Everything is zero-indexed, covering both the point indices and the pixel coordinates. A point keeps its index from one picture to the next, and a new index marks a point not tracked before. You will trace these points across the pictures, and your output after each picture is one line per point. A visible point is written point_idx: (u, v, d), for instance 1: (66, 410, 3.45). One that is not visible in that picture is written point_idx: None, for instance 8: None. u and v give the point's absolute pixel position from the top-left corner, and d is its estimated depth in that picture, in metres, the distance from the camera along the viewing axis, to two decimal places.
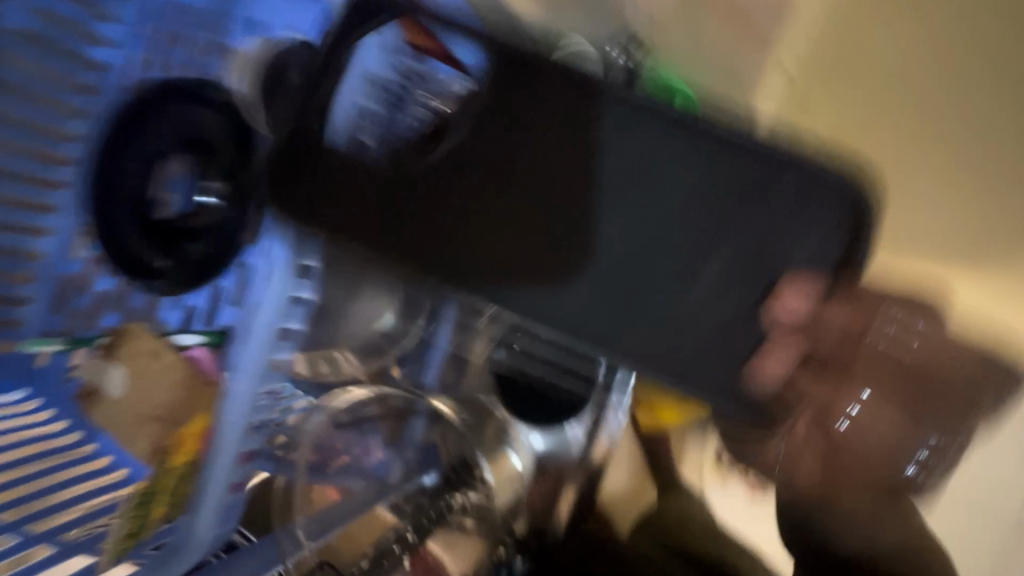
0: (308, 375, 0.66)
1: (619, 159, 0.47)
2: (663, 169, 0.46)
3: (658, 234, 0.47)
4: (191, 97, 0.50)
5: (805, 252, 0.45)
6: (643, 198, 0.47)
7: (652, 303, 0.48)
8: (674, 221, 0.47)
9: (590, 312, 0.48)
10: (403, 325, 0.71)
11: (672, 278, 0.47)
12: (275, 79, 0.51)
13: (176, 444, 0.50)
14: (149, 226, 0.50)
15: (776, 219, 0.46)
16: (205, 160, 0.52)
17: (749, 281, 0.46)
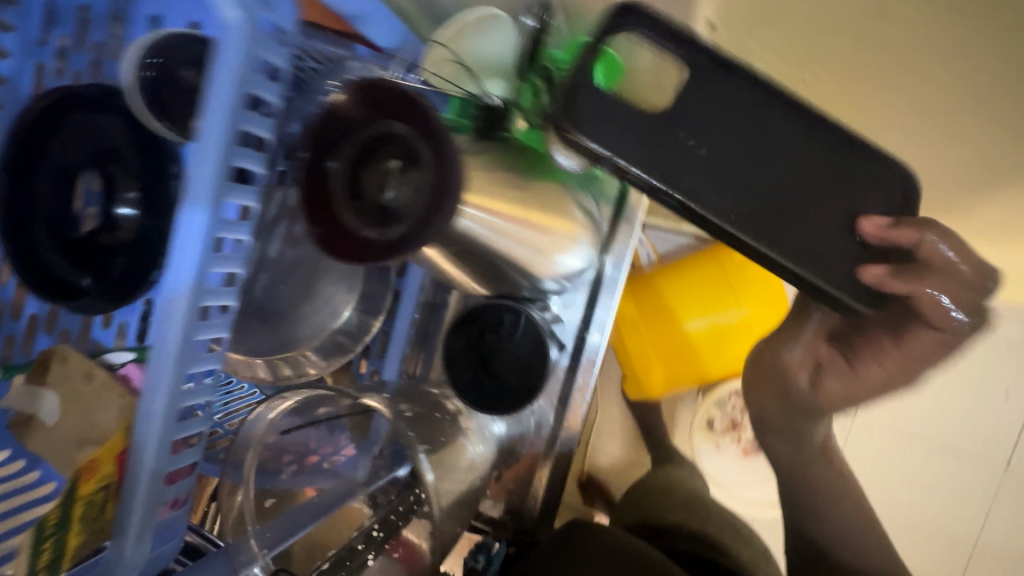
0: (270, 380, 0.66)
1: (721, 100, 0.46)
2: (755, 110, 0.46)
3: (741, 162, 0.46)
4: (92, 107, 0.46)
5: (876, 200, 0.46)
6: (720, 130, 0.46)
7: (792, 222, 0.46)
8: (747, 151, 0.46)
9: (737, 214, 0.46)
10: (362, 321, 0.71)
11: (792, 200, 0.46)
12: (166, 80, 0.44)
13: (84, 469, 0.44)
14: (67, 244, 0.47)
15: (844, 170, 0.46)
16: (119, 173, 0.48)
17: (821, 213, 0.46)
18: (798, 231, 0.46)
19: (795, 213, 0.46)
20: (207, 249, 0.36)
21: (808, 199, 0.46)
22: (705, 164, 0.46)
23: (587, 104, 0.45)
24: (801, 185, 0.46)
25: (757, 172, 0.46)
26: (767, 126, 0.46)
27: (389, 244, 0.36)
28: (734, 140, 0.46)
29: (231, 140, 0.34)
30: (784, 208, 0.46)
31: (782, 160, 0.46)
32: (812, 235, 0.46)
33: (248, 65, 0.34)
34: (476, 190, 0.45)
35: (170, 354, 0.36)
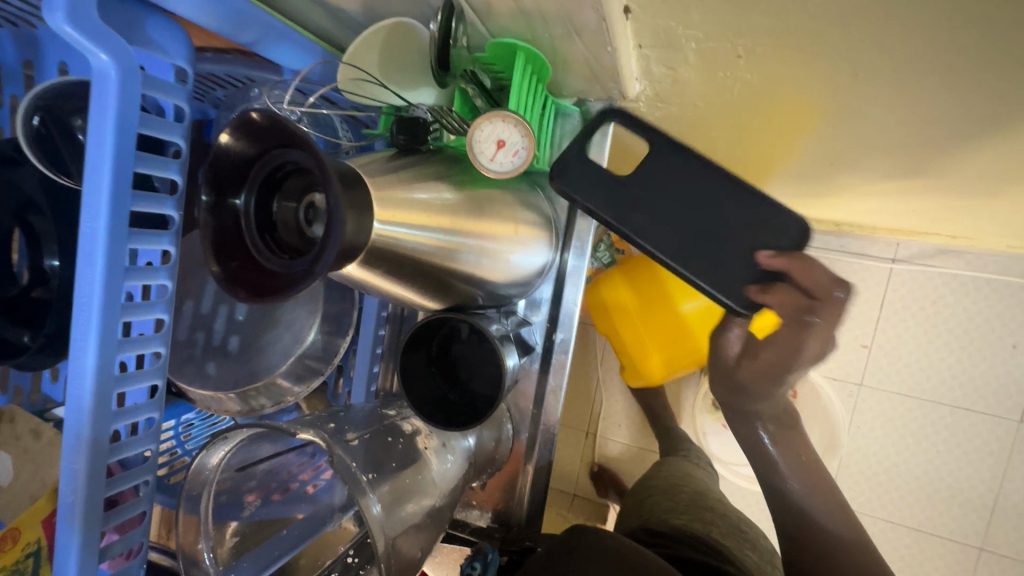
0: (241, 411, 0.66)
1: (656, 165, 0.52)
2: (685, 170, 0.52)
3: (670, 212, 0.52)
4: (11, 163, 0.45)
5: (779, 241, 0.50)
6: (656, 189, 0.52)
7: (713, 251, 0.51)
8: (674, 204, 0.52)
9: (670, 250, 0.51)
10: (329, 342, 0.68)
11: (705, 238, 0.51)
12: (60, 134, 0.41)
13: (6, 537, 0.40)
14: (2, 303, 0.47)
15: (756, 216, 0.51)
16: (42, 227, 0.47)
17: (728, 251, 0.51)
18: (707, 264, 0.51)
19: (711, 246, 0.51)
20: (112, 301, 0.35)
21: (725, 237, 0.51)
22: (638, 213, 0.52)
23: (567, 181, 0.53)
24: (717, 227, 0.51)
25: (681, 217, 0.51)
26: (693, 184, 0.52)
27: (293, 281, 0.34)
28: (663, 194, 0.52)
29: (119, 189, 0.34)
30: (709, 240, 0.51)
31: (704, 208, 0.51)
32: (718, 258, 0.51)
33: (131, 107, 0.33)
34: (385, 205, 0.40)
35: (85, 409, 0.36)
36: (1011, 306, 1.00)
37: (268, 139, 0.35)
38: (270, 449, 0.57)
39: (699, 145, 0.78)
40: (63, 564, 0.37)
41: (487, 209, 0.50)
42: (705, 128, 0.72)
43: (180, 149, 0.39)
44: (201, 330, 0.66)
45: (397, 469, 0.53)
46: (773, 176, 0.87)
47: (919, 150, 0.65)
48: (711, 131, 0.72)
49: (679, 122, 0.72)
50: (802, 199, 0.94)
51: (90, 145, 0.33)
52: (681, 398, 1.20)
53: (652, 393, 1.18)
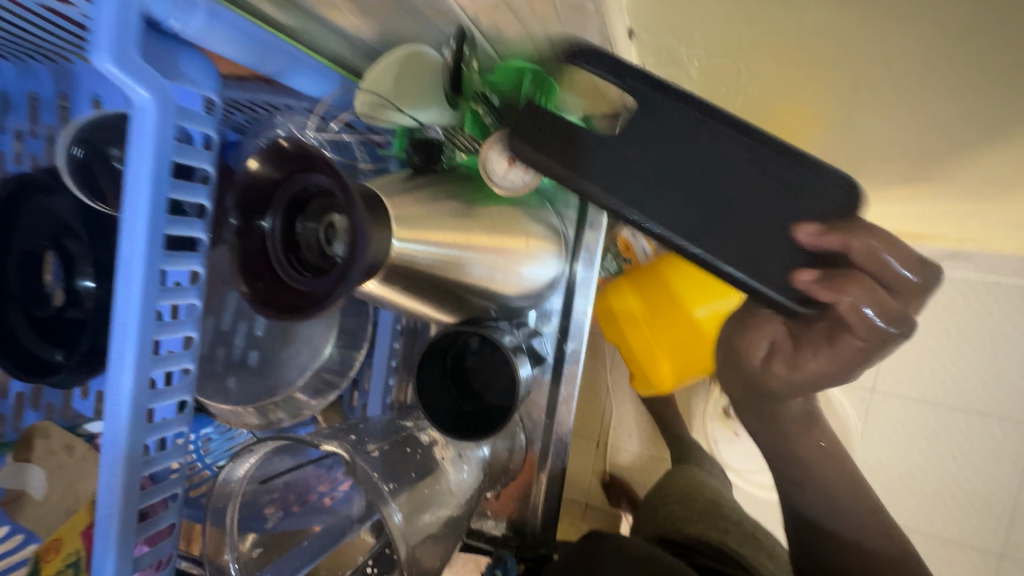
0: (262, 424, 0.68)
1: (668, 129, 0.46)
2: (702, 135, 0.46)
3: (682, 188, 0.46)
4: (48, 189, 0.48)
5: (826, 206, 0.45)
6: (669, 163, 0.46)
7: (732, 224, 0.46)
8: (688, 172, 0.46)
9: (685, 223, 0.46)
10: (345, 356, 0.70)
11: (722, 206, 0.46)
12: (97, 163, 0.44)
13: (49, 548, 0.45)
14: (42, 324, 0.49)
15: (791, 176, 0.45)
16: (75, 250, 0.49)
17: (760, 226, 0.45)
18: (739, 250, 0.46)
19: (737, 221, 0.46)
20: (148, 320, 0.37)
21: (749, 208, 0.46)
22: (641, 192, 0.47)
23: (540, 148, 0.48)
24: (740, 196, 0.45)
25: (699, 190, 0.46)
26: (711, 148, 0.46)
27: (318, 297, 0.36)
28: (677, 165, 0.46)
29: (156, 214, 0.36)
30: (724, 210, 0.46)
31: (723, 169, 0.46)
32: (742, 233, 0.46)
33: (166, 136, 0.35)
34: (402, 224, 0.42)
35: (121, 424, 0.37)
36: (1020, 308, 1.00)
37: (293, 163, 0.37)
38: (289, 460, 0.59)
39: None
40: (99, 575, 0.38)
41: (498, 224, 0.52)
42: None
43: (208, 174, 0.41)
44: (221, 346, 0.67)
45: (416, 479, 0.54)
46: None
47: (920, 157, 0.66)
48: None
49: None
50: None
51: (129, 174, 0.35)
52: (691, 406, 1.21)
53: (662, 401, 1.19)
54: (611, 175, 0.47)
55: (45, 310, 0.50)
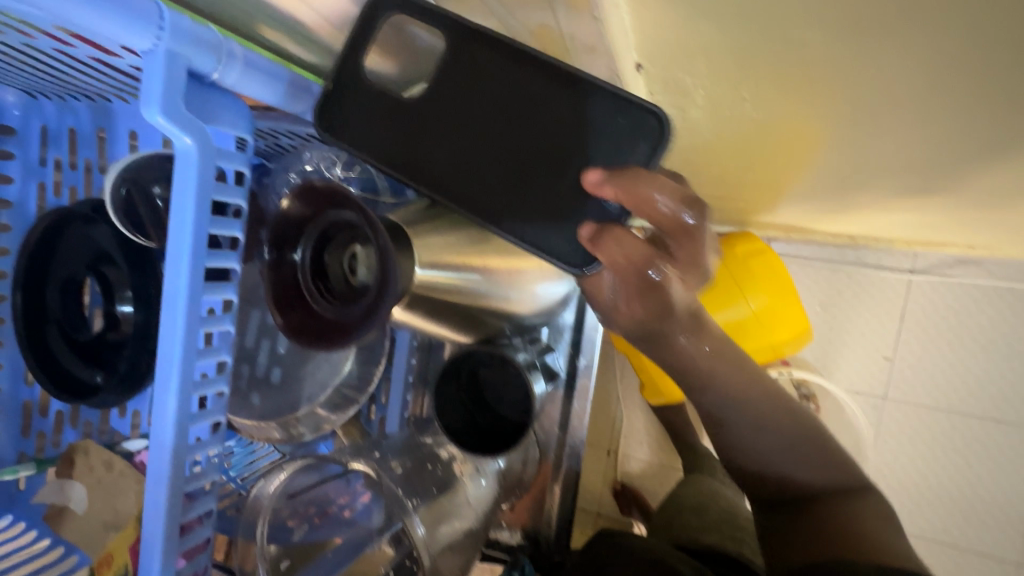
0: (285, 438, 0.70)
1: (484, 88, 0.45)
2: (496, 83, 0.45)
3: (480, 141, 0.46)
4: (90, 221, 0.51)
5: (635, 153, 0.44)
6: (468, 108, 0.45)
7: (540, 185, 0.46)
8: (496, 126, 0.45)
9: (497, 195, 0.46)
10: (365, 372, 0.72)
11: (527, 173, 0.46)
12: (138, 198, 0.46)
13: (102, 562, 0.47)
14: (81, 346, 0.52)
15: (607, 137, 0.44)
16: (115, 278, 0.52)
17: (562, 175, 0.45)
18: (523, 183, 0.46)
19: (549, 193, 0.45)
20: (189, 347, 0.39)
21: (556, 162, 0.45)
22: (469, 146, 0.46)
23: (366, 122, 0.46)
24: (552, 155, 0.45)
25: (502, 154, 0.46)
26: (494, 93, 0.45)
27: (349, 325, 0.38)
28: (475, 103, 0.45)
29: (198, 249, 0.38)
30: (522, 168, 0.46)
31: (535, 119, 0.45)
32: (552, 205, 0.46)
33: (206, 176, 0.38)
34: (426, 252, 0.45)
35: (165, 445, 0.40)
36: None
37: (321, 200, 0.39)
38: (314, 474, 0.61)
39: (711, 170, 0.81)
40: None
41: (513, 247, 0.54)
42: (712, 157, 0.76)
43: (240, 208, 0.43)
44: (245, 363, 0.67)
45: (436, 493, 0.58)
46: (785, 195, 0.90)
47: (924, 171, 0.67)
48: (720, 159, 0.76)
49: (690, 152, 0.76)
50: (815, 216, 0.96)
51: (172, 212, 0.38)
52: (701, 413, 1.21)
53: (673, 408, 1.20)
54: (411, 130, 0.46)
55: (82, 332, 0.52)
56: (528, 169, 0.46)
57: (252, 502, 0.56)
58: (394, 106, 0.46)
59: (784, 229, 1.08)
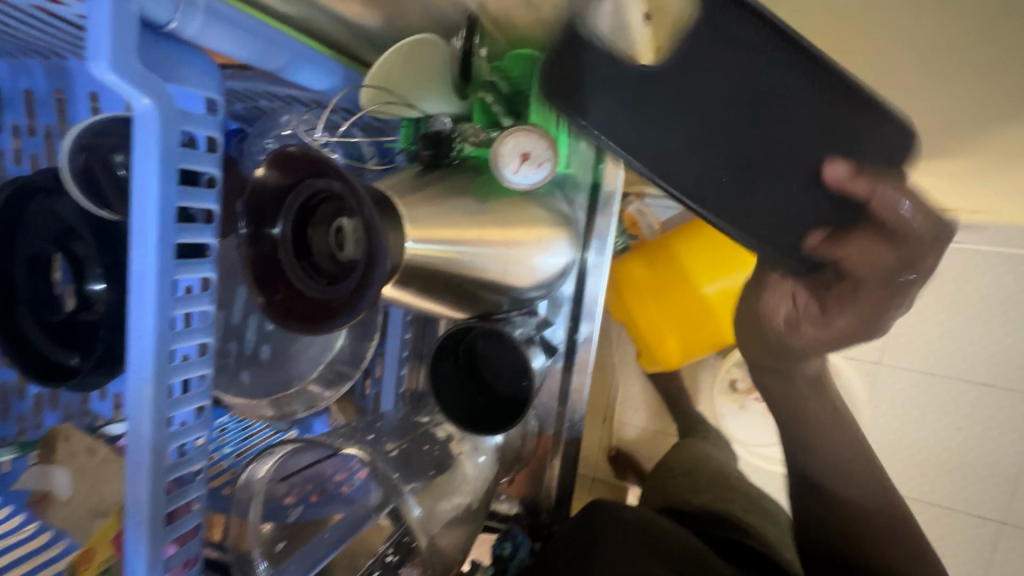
0: (278, 417, 0.67)
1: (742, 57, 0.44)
2: (749, 69, 0.44)
3: (717, 127, 0.46)
4: (52, 192, 0.47)
5: (877, 159, 0.44)
6: (707, 92, 0.45)
7: (752, 187, 0.47)
8: (723, 114, 0.45)
9: (708, 188, 0.47)
10: (357, 348, 0.70)
11: (743, 175, 0.46)
12: (98, 167, 0.43)
13: (82, 557, 0.44)
14: (52, 328, 0.49)
15: (840, 132, 0.45)
16: (83, 252, 0.47)
17: (784, 183, 0.46)
18: (746, 172, 0.46)
19: (766, 199, 0.47)
20: (163, 329, 0.37)
21: (774, 169, 0.46)
22: (692, 126, 0.45)
23: (567, 101, 0.44)
24: (769, 163, 0.46)
25: (722, 148, 0.46)
26: (747, 74, 0.44)
27: (337, 304, 0.35)
28: (731, 92, 0.45)
29: (166, 227, 0.35)
30: (742, 169, 0.46)
31: (771, 119, 0.45)
32: (772, 210, 0.47)
33: (171, 139, 0.34)
34: (416, 225, 0.42)
35: (144, 432, 0.37)
36: None
37: (301, 168, 0.35)
38: (306, 455, 0.58)
39: None
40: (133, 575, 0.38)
41: (509, 216, 0.50)
42: None
43: (214, 178, 0.40)
44: (233, 340, 0.66)
45: (434, 475, 0.56)
46: None
47: None
48: None
49: None
50: None
51: (136, 182, 0.34)
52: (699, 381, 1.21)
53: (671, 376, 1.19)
54: (652, 108, 0.45)
55: (53, 314, 0.49)
56: (740, 169, 0.46)
57: (241, 486, 0.53)
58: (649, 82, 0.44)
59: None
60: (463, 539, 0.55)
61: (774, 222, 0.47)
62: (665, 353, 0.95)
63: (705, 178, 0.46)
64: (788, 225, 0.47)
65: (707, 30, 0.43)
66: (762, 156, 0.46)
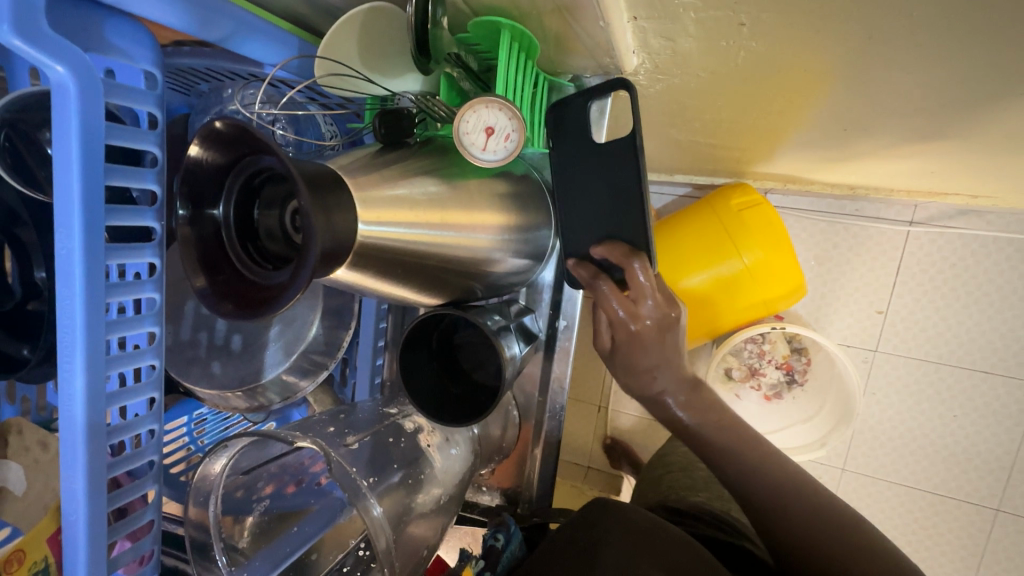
0: (249, 408, 0.66)
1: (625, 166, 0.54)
2: (628, 180, 0.54)
3: (598, 180, 0.56)
4: None
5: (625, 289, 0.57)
6: (606, 166, 0.55)
7: (572, 223, 0.58)
8: (598, 181, 0.55)
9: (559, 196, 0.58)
10: (332, 337, 0.68)
11: (579, 215, 0.57)
12: (28, 146, 0.41)
13: (11, 559, 0.41)
14: None
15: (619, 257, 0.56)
16: (28, 238, 0.46)
17: (583, 238, 0.58)
18: (575, 225, 0.58)
19: (572, 236, 0.58)
20: (96, 319, 0.35)
21: (586, 227, 0.57)
22: (586, 169, 0.56)
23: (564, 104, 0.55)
24: (587, 219, 0.57)
25: (584, 193, 0.57)
26: (623, 181, 0.54)
27: (279, 289, 0.33)
28: (608, 174, 0.55)
29: (92, 208, 0.33)
30: (584, 215, 0.57)
31: (610, 211, 0.56)
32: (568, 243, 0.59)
33: (96, 115, 0.32)
34: (371, 203, 0.38)
35: (79, 426, 0.35)
36: None
37: (240, 143, 0.33)
38: (274, 447, 0.55)
39: (705, 114, 0.75)
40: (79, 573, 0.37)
41: (476, 199, 0.48)
42: (700, 100, 0.69)
43: (155, 156, 0.38)
44: (204, 329, 0.65)
45: (400, 469, 0.53)
46: (783, 143, 0.83)
47: (934, 111, 0.61)
48: (711, 102, 0.69)
49: (681, 95, 0.69)
50: (814, 162, 0.90)
51: (58, 160, 0.32)
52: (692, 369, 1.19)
53: None
54: (577, 150, 0.56)
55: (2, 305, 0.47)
56: (575, 211, 0.58)
57: (203, 479, 0.50)
58: (587, 140, 0.56)
59: (781, 178, 1.04)
60: (435, 525, 0.54)
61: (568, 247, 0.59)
62: None
63: (563, 207, 0.58)
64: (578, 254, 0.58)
65: (626, 144, 0.53)
66: (586, 216, 0.57)
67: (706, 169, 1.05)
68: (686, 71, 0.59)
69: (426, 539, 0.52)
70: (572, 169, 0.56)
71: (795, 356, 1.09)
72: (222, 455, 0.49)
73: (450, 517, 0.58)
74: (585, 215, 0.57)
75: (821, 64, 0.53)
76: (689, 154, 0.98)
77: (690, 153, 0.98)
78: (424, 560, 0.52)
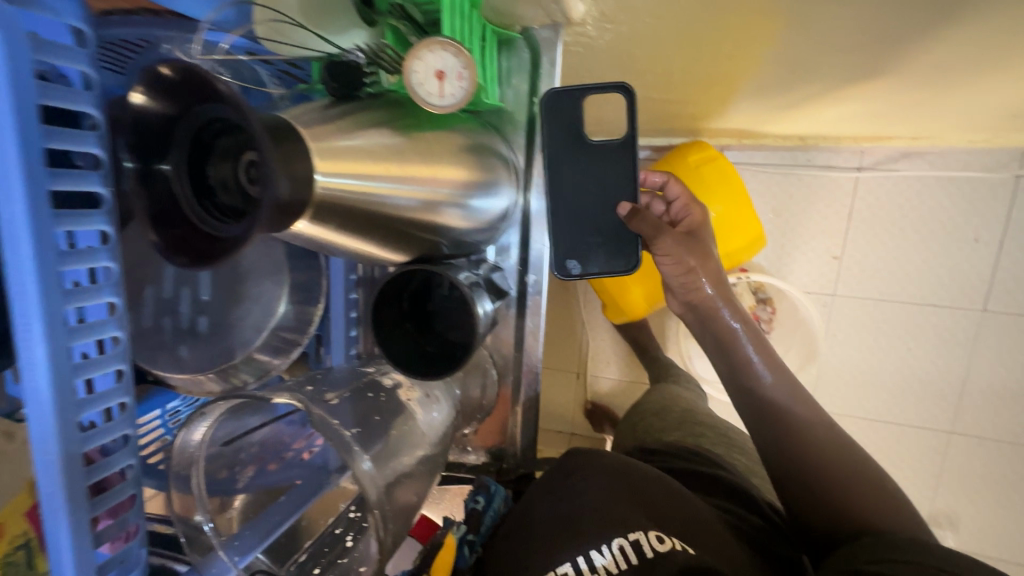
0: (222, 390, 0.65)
1: (619, 163, 0.57)
2: (620, 173, 0.58)
3: (592, 174, 0.58)
4: None
5: (620, 265, 0.60)
6: (598, 158, 0.57)
7: (567, 215, 0.59)
8: (592, 174, 0.58)
9: (555, 188, 0.58)
10: (302, 313, 0.67)
11: (575, 205, 0.59)
12: None
13: None
14: None
15: (619, 246, 0.60)
16: None
17: (579, 227, 0.59)
18: (569, 213, 0.59)
19: (569, 226, 0.59)
20: (49, 286, 0.34)
21: (582, 216, 0.59)
22: (581, 162, 0.57)
23: (563, 104, 0.56)
24: (583, 209, 0.59)
25: (580, 186, 0.58)
26: (616, 177, 0.58)
27: (229, 242, 0.33)
28: (602, 169, 0.58)
29: (34, 169, 0.32)
30: (575, 198, 0.58)
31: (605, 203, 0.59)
32: (565, 230, 0.59)
33: (28, 72, 0.32)
34: (325, 155, 0.38)
35: (48, 401, 0.35)
36: (976, 198, 1.01)
37: (189, 91, 0.32)
38: (250, 416, 0.54)
39: (655, 65, 0.76)
40: (78, 550, 0.37)
41: (437, 155, 0.48)
42: (651, 52, 0.70)
43: (96, 120, 0.38)
44: (167, 315, 0.62)
45: (383, 423, 0.53)
46: (736, 94, 0.86)
47: (870, 46, 0.63)
48: (662, 53, 0.71)
49: (634, 48, 0.70)
50: (766, 114, 0.93)
51: None
52: (665, 326, 1.23)
53: (638, 323, 1.20)
54: (568, 140, 0.57)
55: None
56: (567, 202, 0.59)
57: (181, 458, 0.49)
58: (578, 137, 0.57)
59: (737, 133, 1.06)
60: (425, 479, 0.55)
61: (560, 235, 0.59)
62: (624, 301, 0.96)
63: (556, 196, 0.58)
64: (570, 238, 0.59)
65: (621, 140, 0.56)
66: (580, 204, 0.59)
67: (665, 127, 1.07)
68: (635, 20, 0.61)
69: (416, 495, 0.53)
70: (562, 161, 0.57)
71: (761, 306, 1.12)
72: (195, 430, 0.48)
73: (437, 470, 0.59)
74: (574, 202, 0.59)
75: (762, 8, 0.55)
76: (646, 111, 1.00)
77: (647, 111, 1.00)
78: (415, 509, 0.53)
